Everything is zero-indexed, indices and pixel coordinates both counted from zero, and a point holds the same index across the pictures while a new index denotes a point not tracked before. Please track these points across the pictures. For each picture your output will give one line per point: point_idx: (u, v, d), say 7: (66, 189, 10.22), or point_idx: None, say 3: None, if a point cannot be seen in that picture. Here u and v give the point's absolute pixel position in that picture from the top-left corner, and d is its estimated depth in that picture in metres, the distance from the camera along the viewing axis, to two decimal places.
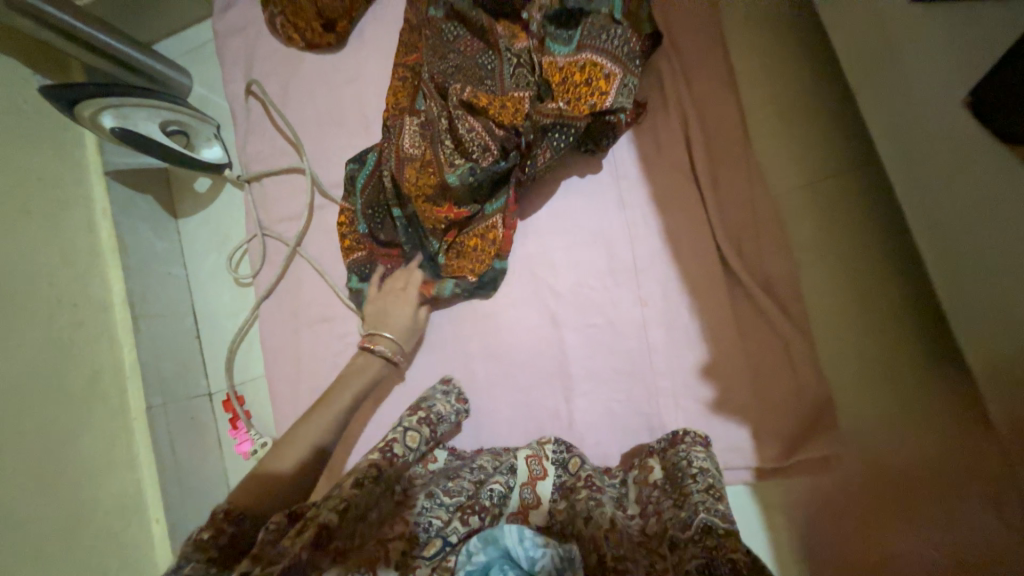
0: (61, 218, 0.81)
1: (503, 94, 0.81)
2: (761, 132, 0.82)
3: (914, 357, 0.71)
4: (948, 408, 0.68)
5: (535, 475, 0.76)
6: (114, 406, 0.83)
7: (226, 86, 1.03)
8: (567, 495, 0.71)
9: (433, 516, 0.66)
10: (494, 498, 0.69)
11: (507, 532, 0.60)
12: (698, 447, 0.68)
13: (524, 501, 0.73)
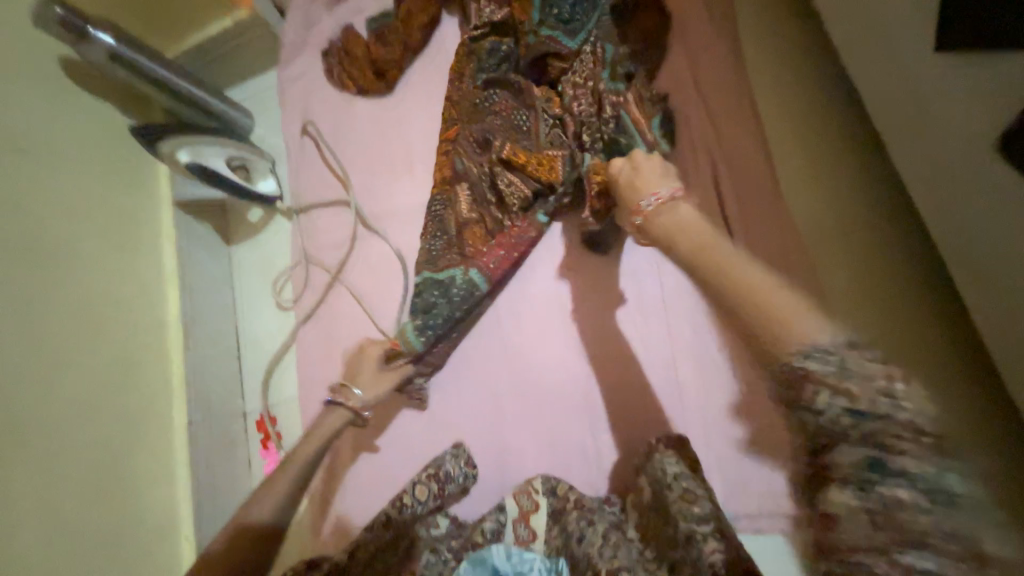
0: (130, 241, 0.93)
1: (538, 152, 0.85)
2: (792, 180, 0.86)
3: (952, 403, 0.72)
4: (983, 455, 0.70)
5: (526, 508, 0.70)
6: (159, 419, 0.88)
7: (284, 127, 1.12)
8: (559, 521, 0.68)
9: (441, 562, 0.65)
10: (489, 534, 0.68)
11: (494, 551, 0.65)
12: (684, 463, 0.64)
13: (519, 536, 0.69)
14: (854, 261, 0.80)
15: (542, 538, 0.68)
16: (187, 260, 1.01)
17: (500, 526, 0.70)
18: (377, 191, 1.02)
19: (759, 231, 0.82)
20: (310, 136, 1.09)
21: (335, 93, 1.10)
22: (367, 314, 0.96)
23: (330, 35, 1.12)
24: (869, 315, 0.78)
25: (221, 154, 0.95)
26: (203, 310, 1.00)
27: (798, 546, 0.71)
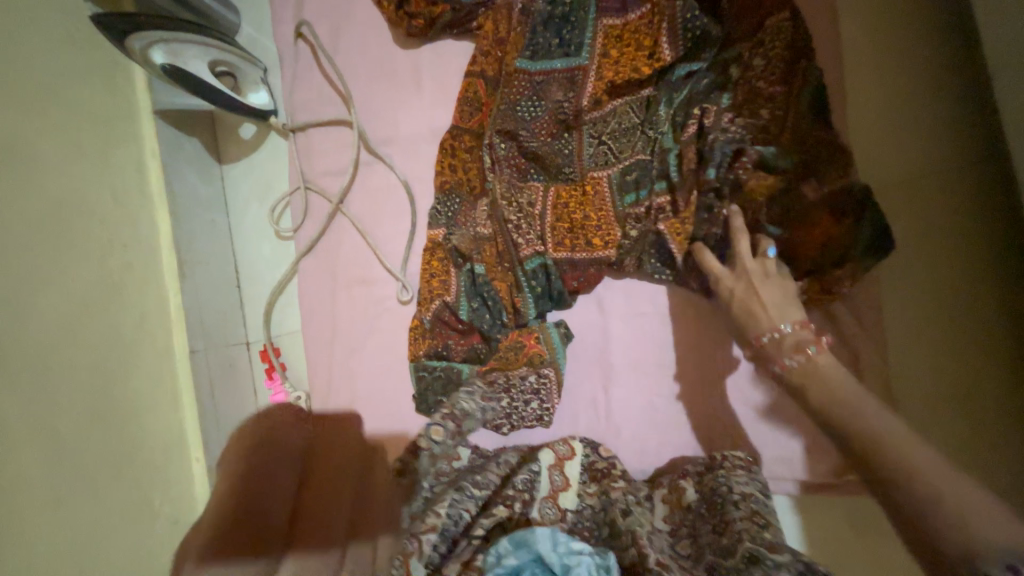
0: (111, 156, 0.83)
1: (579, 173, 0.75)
2: (864, 115, 0.71)
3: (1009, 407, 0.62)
4: None
5: (563, 457, 0.70)
6: (162, 348, 0.85)
7: (275, 27, 0.96)
8: (600, 483, 0.69)
9: (462, 509, 0.63)
10: (521, 484, 0.66)
11: (541, 537, 0.60)
12: (738, 470, 0.66)
13: (553, 484, 0.68)
14: (936, 265, 0.67)
15: (575, 489, 0.69)
16: (175, 179, 0.92)
17: (533, 479, 0.68)
18: (381, 109, 0.90)
19: None
20: (304, 40, 0.95)
21: None
22: (372, 250, 0.90)
23: None
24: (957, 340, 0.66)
25: (202, 57, 0.82)
26: (199, 237, 0.95)
27: (801, 507, 0.72)
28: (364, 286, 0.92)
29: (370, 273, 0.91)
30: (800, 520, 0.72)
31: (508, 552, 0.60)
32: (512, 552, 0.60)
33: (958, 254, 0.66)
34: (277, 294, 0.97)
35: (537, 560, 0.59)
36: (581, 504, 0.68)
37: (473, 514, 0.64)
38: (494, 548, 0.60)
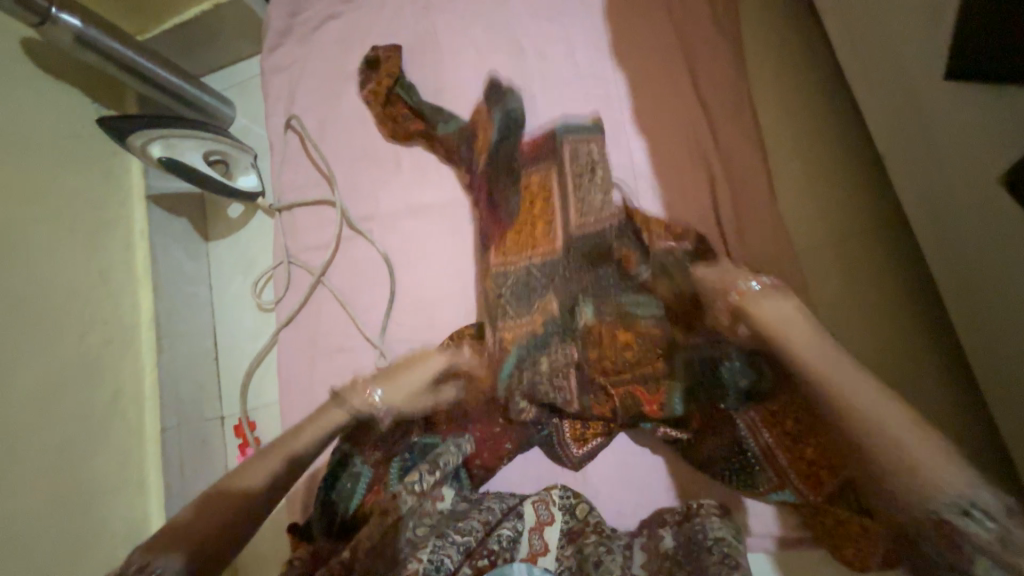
0: (100, 238, 0.87)
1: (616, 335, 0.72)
2: (787, 189, 0.81)
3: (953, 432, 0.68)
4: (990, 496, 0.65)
5: (542, 520, 0.73)
6: (132, 427, 0.84)
7: (267, 119, 1.06)
8: (575, 543, 0.70)
9: (444, 554, 0.65)
10: (502, 542, 0.69)
11: (516, 569, 0.65)
12: (713, 516, 0.67)
13: (533, 547, 0.70)
14: (870, 312, 0.74)
15: (554, 552, 0.70)
16: (161, 256, 0.96)
17: (516, 538, 0.71)
18: (363, 189, 0.98)
19: (754, 246, 0.78)
20: (293, 129, 1.04)
21: (319, 86, 1.04)
22: (352, 318, 0.93)
23: (316, 22, 1.06)
24: (889, 360, 0.72)
25: (197, 148, 0.90)
26: (179, 311, 0.96)
27: (780, 564, 0.72)
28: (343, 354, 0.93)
29: (349, 342, 0.93)
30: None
31: None
32: None
33: (891, 294, 0.74)
34: (256, 365, 0.98)
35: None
36: (559, 567, 0.69)
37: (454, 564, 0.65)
38: None
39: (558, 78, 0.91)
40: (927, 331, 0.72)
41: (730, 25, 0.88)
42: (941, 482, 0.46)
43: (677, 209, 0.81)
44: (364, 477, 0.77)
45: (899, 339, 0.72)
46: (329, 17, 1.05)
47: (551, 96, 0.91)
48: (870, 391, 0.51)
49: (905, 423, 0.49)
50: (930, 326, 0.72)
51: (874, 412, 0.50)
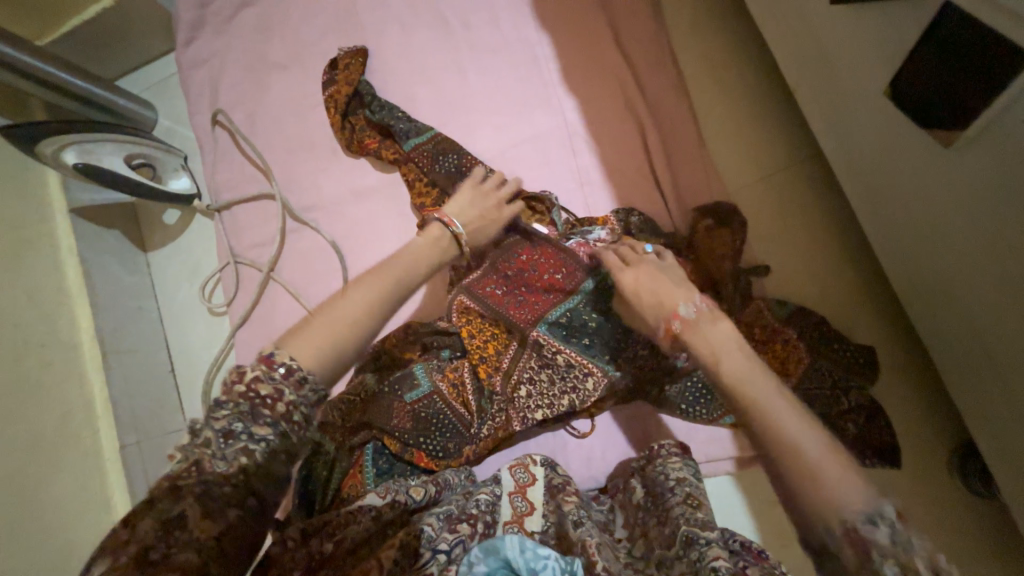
0: (24, 258, 0.82)
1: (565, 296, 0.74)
2: (713, 131, 0.85)
3: (881, 338, 0.74)
4: (914, 388, 0.72)
5: (524, 483, 0.73)
6: (88, 448, 0.81)
7: (193, 119, 1.02)
8: (557, 497, 0.72)
9: (427, 524, 0.61)
10: (481, 505, 0.68)
11: (507, 541, 0.56)
12: (674, 459, 0.69)
13: (517, 509, 0.70)
14: (798, 238, 0.79)
15: (540, 510, 0.71)
16: (96, 271, 0.92)
17: (495, 502, 0.70)
18: (302, 178, 0.96)
19: (688, 191, 0.82)
20: (222, 125, 1.00)
21: (243, 77, 1.00)
22: (308, 310, 0.92)
23: (230, 10, 1.01)
24: (820, 282, 0.77)
25: (116, 152, 0.86)
26: (124, 326, 0.93)
27: (741, 482, 0.77)
28: None
29: None
30: (743, 494, 0.77)
31: (478, 560, 0.55)
32: (481, 560, 0.55)
33: (817, 218, 0.79)
34: (216, 371, 0.96)
35: (506, 567, 0.55)
36: (546, 524, 0.69)
37: (437, 525, 0.62)
38: (464, 558, 0.56)
39: (485, 47, 0.92)
40: (849, 248, 0.77)
41: None
42: (836, 496, 0.41)
43: (612, 165, 0.84)
44: (340, 464, 0.76)
45: (827, 261, 0.77)
46: (244, 4, 1.01)
47: (480, 65, 0.91)
48: (787, 413, 0.46)
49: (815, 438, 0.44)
50: (851, 245, 0.77)
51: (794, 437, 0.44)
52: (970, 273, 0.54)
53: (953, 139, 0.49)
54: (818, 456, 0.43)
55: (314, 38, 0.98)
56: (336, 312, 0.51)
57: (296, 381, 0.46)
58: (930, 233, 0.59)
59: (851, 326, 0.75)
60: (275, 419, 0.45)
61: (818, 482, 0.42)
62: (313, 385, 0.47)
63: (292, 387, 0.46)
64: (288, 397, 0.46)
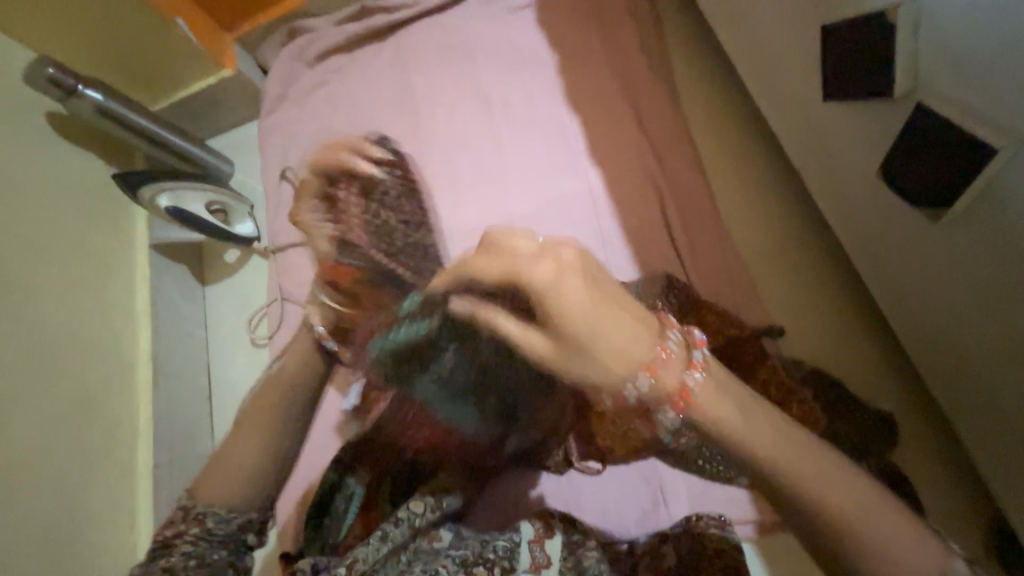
0: (105, 282, 0.93)
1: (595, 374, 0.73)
2: (727, 205, 0.94)
3: (897, 401, 0.76)
4: (938, 456, 0.72)
5: (543, 534, 0.70)
6: (124, 464, 0.86)
7: (265, 175, 1.17)
8: (575, 553, 0.68)
9: None
10: (499, 552, 0.67)
11: None
12: (715, 531, 0.65)
13: (536, 560, 0.67)
14: (810, 302, 0.84)
15: (557, 565, 0.67)
16: (160, 298, 1.02)
17: (513, 549, 0.68)
18: None
19: (704, 254, 0.89)
20: (287, 180, 1.15)
21: (312, 142, 1.16)
22: None
23: (309, 88, 1.20)
24: (834, 346, 0.81)
25: (200, 199, 0.99)
26: (175, 351, 1.01)
27: (763, 550, 0.75)
28: (335, 380, 0.97)
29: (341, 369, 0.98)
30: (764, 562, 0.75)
31: None
32: None
33: (831, 287, 0.84)
34: (251, 400, 1.02)
35: None
36: None
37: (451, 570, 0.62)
38: None
39: (522, 125, 1.05)
40: (860, 314, 0.82)
41: (665, 76, 1.03)
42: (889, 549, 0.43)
43: (633, 228, 0.92)
44: (356, 496, 0.77)
45: (840, 327, 0.82)
46: (320, 85, 1.20)
47: (516, 139, 1.04)
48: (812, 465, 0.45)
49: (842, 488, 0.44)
50: (862, 312, 0.82)
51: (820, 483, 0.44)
52: (978, 337, 0.57)
53: (941, 214, 0.54)
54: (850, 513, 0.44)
55: (376, 113, 1.15)
56: (227, 452, 0.64)
57: (195, 515, 0.60)
58: (922, 300, 0.64)
59: (867, 390, 0.77)
60: (191, 539, 0.59)
61: (857, 538, 0.44)
62: (212, 516, 0.60)
63: (193, 521, 0.60)
64: (191, 528, 0.59)
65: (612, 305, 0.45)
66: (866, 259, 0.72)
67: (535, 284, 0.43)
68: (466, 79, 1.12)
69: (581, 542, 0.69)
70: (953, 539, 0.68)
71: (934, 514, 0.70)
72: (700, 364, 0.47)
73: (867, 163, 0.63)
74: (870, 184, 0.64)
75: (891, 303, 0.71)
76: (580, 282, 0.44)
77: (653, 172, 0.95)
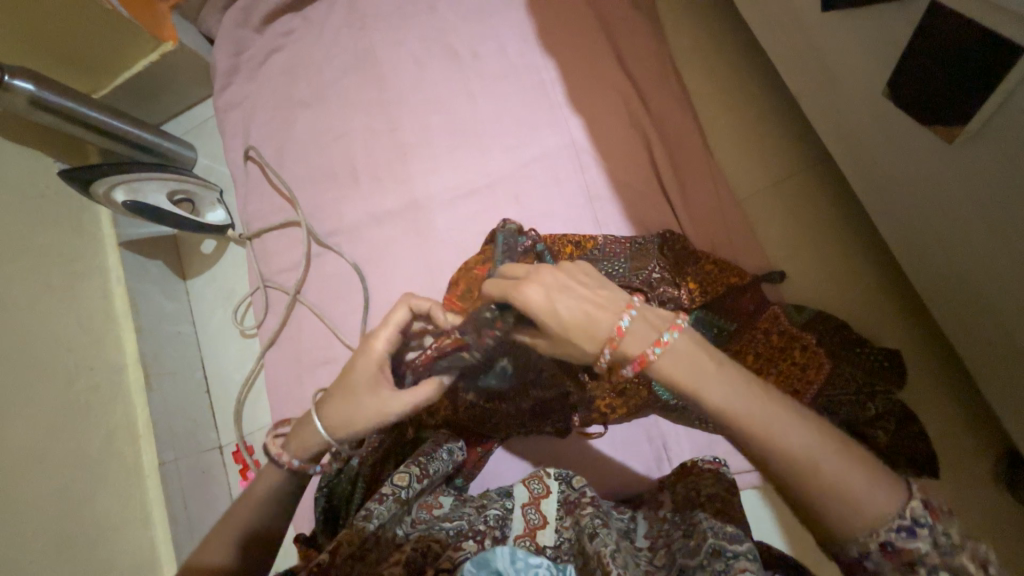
0: (78, 287, 0.90)
1: None
2: (719, 143, 0.87)
3: (905, 338, 0.73)
4: (949, 390, 0.70)
5: (536, 496, 0.70)
6: (129, 464, 0.86)
7: (229, 156, 1.11)
8: (573, 513, 0.66)
9: (433, 539, 0.62)
10: (491, 521, 0.67)
11: (499, 554, 0.54)
12: (708, 473, 0.65)
13: (530, 523, 0.67)
14: (813, 242, 0.79)
15: (553, 525, 0.67)
16: (140, 298, 0.99)
17: (505, 518, 0.68)
18: (325, 206, 1.02)
19: (697, 202, 0.83)
20: (253, 159, 1.08)
21: (273, 116, 1.08)
22: (331, 330, 0.96)
23: (261, 55, 1.11)
24: (840, 287, 0.77)
25: (161, 189, 0.93)
26: (163, 349, 0.99)
27: (768, 494, 0.75)
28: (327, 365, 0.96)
29: (332, 352, 0.96)
30: (772, 507, 0.74)
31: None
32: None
33: (835, 224, 0.79)
34: (248, 391, 1.02)
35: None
36: (560, 539, 0.66)
37: (447, 540, 0.63)
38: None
39: (493, 74, 0.97)
40: (865, 249, 0.77)
41: (646, 3, 0.93)
42: (875, 520, 0.39)
43: (621, 179, 0.86)
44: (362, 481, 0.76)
45: (843, 266, 0.77)
46: (273, 50, 1.10)
47: (487, 92, 0.96)
48: (789, 422, 0.42)
49: (822, 443, 0.41)
50: (867, 248, 0.77)
51: (812, 458, 0.40)
52: (989, 263, 0.53)
53: (956, 134, 0.48)
54: (833, 471, 0.40)
55: (336, 76, 1.06)
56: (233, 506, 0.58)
57: None
58: (927, 226, 0.60)
59: (873, 329, 0.74)
60: None
61: (843, 501, 0.40)
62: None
63: None
64: None
65: (584, 311, 0.47)
66: (870, 187, 0.67)
67: (515, 298, 0.47)
68: (429, 28, 1.02)
69: (577, 496, 0.68)
70: (963, 470, 0.67)
71: (943, 448, 0.68)
72: (666, 342, 0.45)
73: (872, 81, 0.56)
74: (874, 105, 0.57)
75: (895, 230, 0.67)
76: (547, 289, 0.47)
77: (638, 114, 0.87)
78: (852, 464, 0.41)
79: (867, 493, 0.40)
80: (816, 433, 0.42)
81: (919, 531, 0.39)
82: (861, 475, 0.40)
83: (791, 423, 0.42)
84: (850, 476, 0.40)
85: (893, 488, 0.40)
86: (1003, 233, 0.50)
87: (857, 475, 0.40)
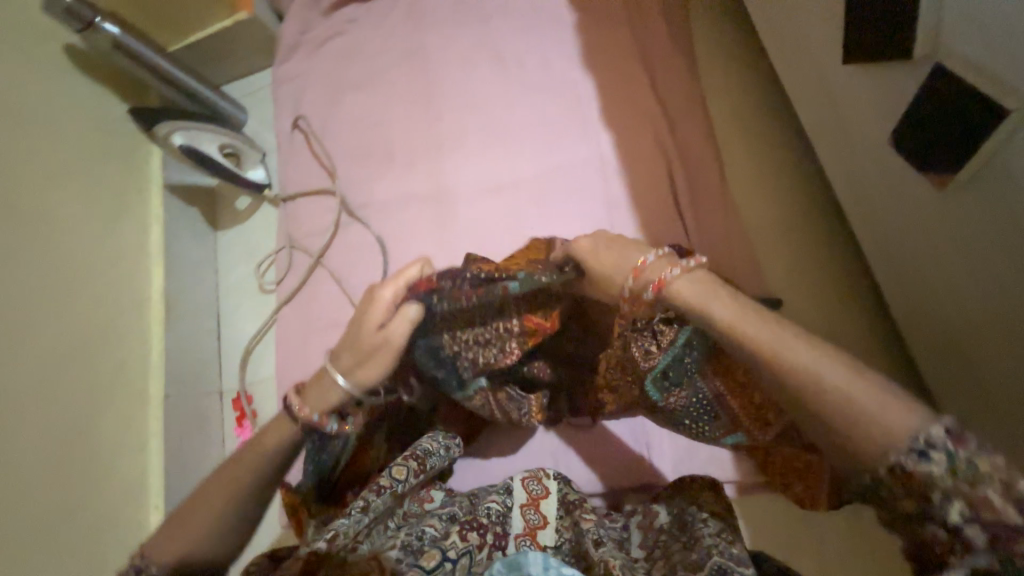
0: (119, 218, 0.96)
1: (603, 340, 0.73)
2: (736, 176, 0.93)
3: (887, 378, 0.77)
4: None
5: (536, 496, 0.73)
6: (136, 391, 0.90)
7: (277, 123, 1.18)
8: (572, 513, 0.70)
9: (428, 527, 0.63)
10: (492, 515, 0.69)
11: (531, 559, 0.54)
12: (710, 490, 0.66)
13: (530, 521, 0.70)
14: (811, 278, 0.84)
15: (553, 525, 0.70)
16: (172, 239, 1.04)
17: (505, 513, 0.70)
18: (360, 181, 1.08)
19: (709, 226, 0.88)
20: (300, 129, 1.15)
21: (325, 93, 1.16)
22: (348, 297, 1.01)
23: (324, 37, 1.19)
24: (831, 323, 0.81)
25: (212, 141, 1.00)
26: (185, 291, 1.04)
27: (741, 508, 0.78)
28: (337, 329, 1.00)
29: (344, 318, 1.01)
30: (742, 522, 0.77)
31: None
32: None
33: (835, 264, 0.84)
34: (257, 343, 1.06)
35: None
36: (560, 538, 0.69)
37: (440, 527, 0.64)
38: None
39: (536, 85, 1.04)
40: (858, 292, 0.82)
41: (686, 41, 1.01)
42: (889, 437, 0.41)
43: (641, 195, 0.92)
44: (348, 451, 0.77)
45: (837, 305, 0.82)
46: (335, 34, 1.19)
47: (528, 99, 1.03)
48: (803, 345, 0.46)
49: (831, 363, 0.44)
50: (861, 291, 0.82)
51: (822, 376, 0.44)
52: (976, 302, 0.58)
53: (947, 182, 0.54)
54: (843, 387, 0.43)
55: (390, 66, 1.14)
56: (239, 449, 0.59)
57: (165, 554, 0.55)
58: (921, 265, 0.65)
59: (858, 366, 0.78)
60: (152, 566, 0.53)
61: (856, 417, 0.42)
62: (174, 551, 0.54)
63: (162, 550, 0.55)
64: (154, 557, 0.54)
65: (621, 252, 0.58)
66: (870, 226, 0.72)
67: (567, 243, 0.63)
68: (483, 35, 1.10)
69: (576, 502, 0.71)
70: None
71: None
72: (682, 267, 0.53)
73: (878, 131, 0.62)
74: (879, 153, 0.63)
75: (889, 269, 0.71)
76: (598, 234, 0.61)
77: (665, 138, 0.94)
78: (858, 381, 0.43)
79: (883, 412, 0.42)
80: (831, 357, 0.45)
81: (932, 452, 0.39)
82: (871, 396, 0.43)
83: (800, 346, 0.46)
84: (859, 391, 0.43)
85: (910, 414, 0.41)
86: (994, 273, 0.54)
87: (864, 393, 0.43)
